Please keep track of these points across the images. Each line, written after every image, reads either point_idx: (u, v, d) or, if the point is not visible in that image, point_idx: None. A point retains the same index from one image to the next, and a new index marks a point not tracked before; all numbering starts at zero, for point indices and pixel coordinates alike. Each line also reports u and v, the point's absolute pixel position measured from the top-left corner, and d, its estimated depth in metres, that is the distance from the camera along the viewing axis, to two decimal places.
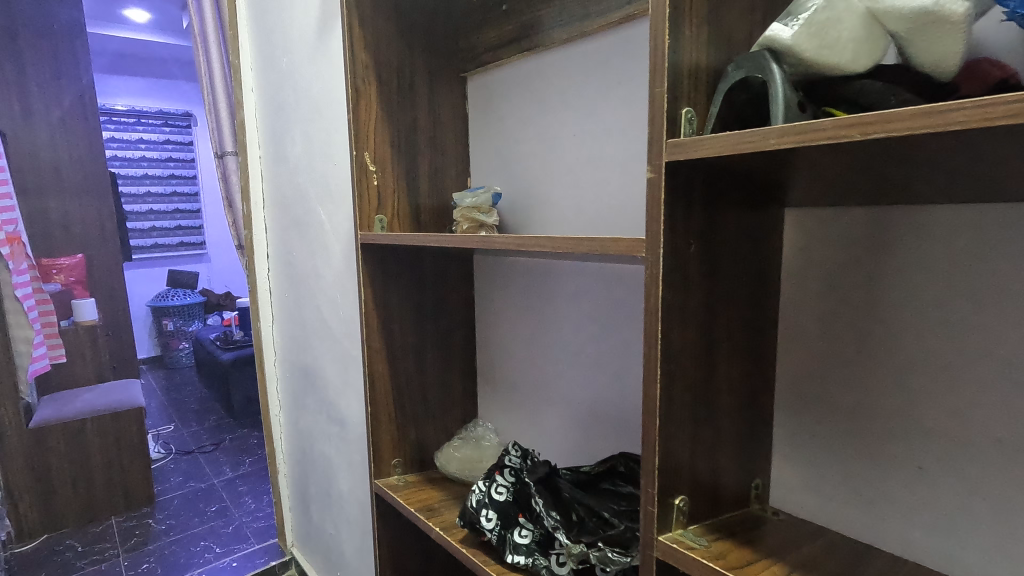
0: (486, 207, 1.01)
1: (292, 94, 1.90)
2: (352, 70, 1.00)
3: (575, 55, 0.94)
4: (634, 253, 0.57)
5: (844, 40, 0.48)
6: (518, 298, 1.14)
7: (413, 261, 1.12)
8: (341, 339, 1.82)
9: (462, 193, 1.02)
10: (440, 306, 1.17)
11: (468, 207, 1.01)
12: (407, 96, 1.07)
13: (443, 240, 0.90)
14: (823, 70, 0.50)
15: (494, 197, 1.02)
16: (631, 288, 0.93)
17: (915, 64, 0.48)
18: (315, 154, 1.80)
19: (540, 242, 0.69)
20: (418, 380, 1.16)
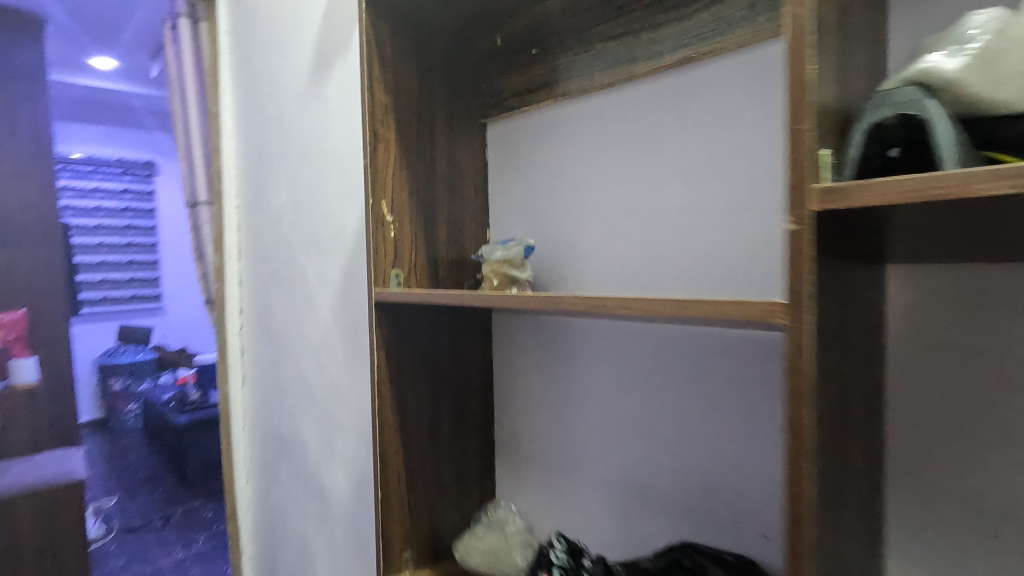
0: (519, 261, 0.91)
1: (278, 142, 1.80)
2: (371, 112, 0.90)
3: (616, 100, 0.87)
4: (767, 319, 0.45)
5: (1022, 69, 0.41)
6: (544, 361, 1.01)
7: (429, 320, 0.99)
8: (327, 405, 1.65)
9: (489, 246, 0.92)
10: (456, 371, 1.05)
11: (496, 263, 0.91)
12: (427, 142, 0.98)
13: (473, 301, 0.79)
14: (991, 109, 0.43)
15: (527, 249, 0.91)
16: (689, 352, 0.81)
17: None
18: (303, 204, 1.68)
19: (614, 301, 0.58)
20: (433, 458, 1.01)
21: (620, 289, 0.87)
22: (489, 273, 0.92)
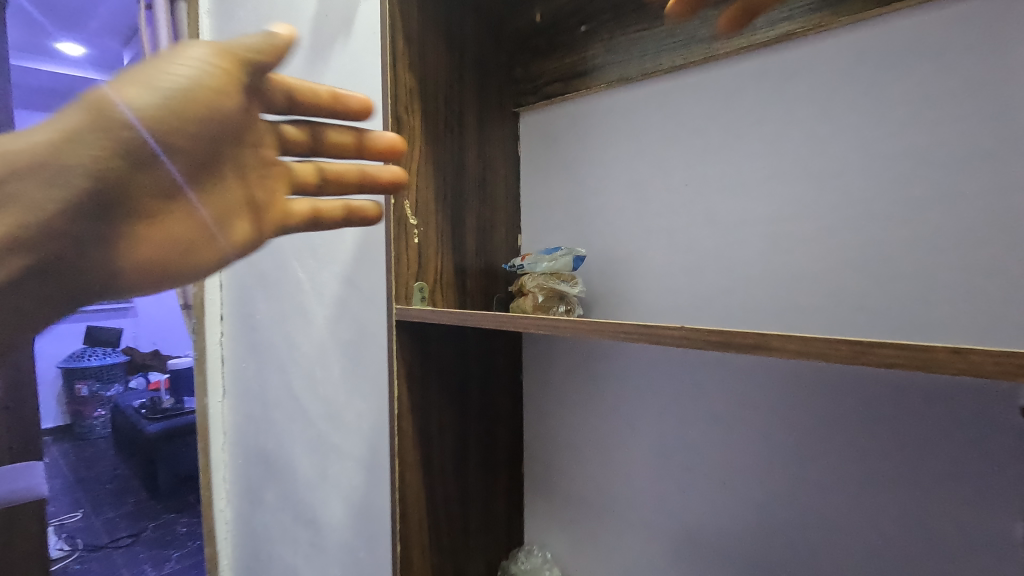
0: (569, 273, 0.78)
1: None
2: (393, 94, 0.75)
3: (689, 87, 0.75)
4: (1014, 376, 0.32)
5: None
6: (589, 389, 0.88)
7: (455, 340, 0.85)
8: (320, 424, 1.50)
9: (533, 256, 0.79)
10: (485, 399, 0.90)
11: (543, 275, 0.78)
12: (456, 132, 0.84)
13: (512, 325, 0.63)
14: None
15: (575, 260, 0.78)
16: (780, 388, 0.69)
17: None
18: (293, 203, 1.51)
19: (746, 336, 0.44)
20: (459, 500, 0.87)
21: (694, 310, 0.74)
22: (532, 286, 0.78)
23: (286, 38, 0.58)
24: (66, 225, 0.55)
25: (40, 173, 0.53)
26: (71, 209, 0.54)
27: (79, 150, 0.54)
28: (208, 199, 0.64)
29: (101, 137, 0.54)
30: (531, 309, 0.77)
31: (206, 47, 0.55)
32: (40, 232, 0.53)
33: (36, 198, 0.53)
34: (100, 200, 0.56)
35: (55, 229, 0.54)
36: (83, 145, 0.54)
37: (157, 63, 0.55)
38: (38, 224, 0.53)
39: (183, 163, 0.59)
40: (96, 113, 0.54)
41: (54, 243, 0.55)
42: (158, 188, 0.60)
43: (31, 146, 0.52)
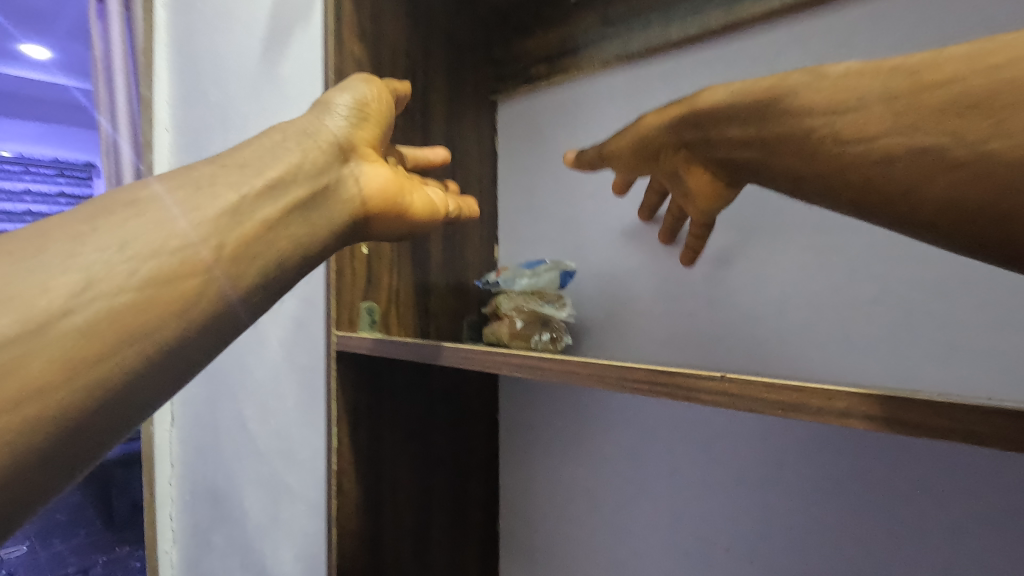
0: (555, 293, 0.63)
1: (182, 123, 1.30)
2: (338, 67, 0.60)
3: (705, 64, 0.62)
4: None
5: (915, 69, 0.28)
6: (579, 434, 0.72)
7: (417, 373, 0.70)
8: (271, 461, 1.30)
9: (511, 271, 0.64)
10: (455, 442, 0.75)
11: (522, 295, 0.62)
12: (420, 119, 0.69)
13: (477, 364, 0.48)
14: (901, 142, 0.28)
15: (563, 276, 0.63)
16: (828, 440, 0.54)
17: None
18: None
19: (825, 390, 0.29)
20: (418, 568, 0.70)
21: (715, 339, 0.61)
22: (510, 309, 0.62)
23: (403, 88, 0.55)
24: (291, 239, 0.39)
25: (256, 169, 0.39)
26: (288, 216, 0.39)
27: (288, 153, 0.41)
28: (405, 204, 0.49)
29: (312, 143, 0.43)
30: (507, 337, 0.62)
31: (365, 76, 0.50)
32: (257, 252, 0.37)
33: (252, 203, 0.37)
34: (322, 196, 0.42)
35: (276, 243, 0.38)
36: (291, 148, 0.41)
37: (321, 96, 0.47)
38: (276, 215, 0.38)
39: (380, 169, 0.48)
40: (297, 125, 0.43)
41: (274, 265, 0.38)
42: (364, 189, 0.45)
43: (241, 158, 0.39)
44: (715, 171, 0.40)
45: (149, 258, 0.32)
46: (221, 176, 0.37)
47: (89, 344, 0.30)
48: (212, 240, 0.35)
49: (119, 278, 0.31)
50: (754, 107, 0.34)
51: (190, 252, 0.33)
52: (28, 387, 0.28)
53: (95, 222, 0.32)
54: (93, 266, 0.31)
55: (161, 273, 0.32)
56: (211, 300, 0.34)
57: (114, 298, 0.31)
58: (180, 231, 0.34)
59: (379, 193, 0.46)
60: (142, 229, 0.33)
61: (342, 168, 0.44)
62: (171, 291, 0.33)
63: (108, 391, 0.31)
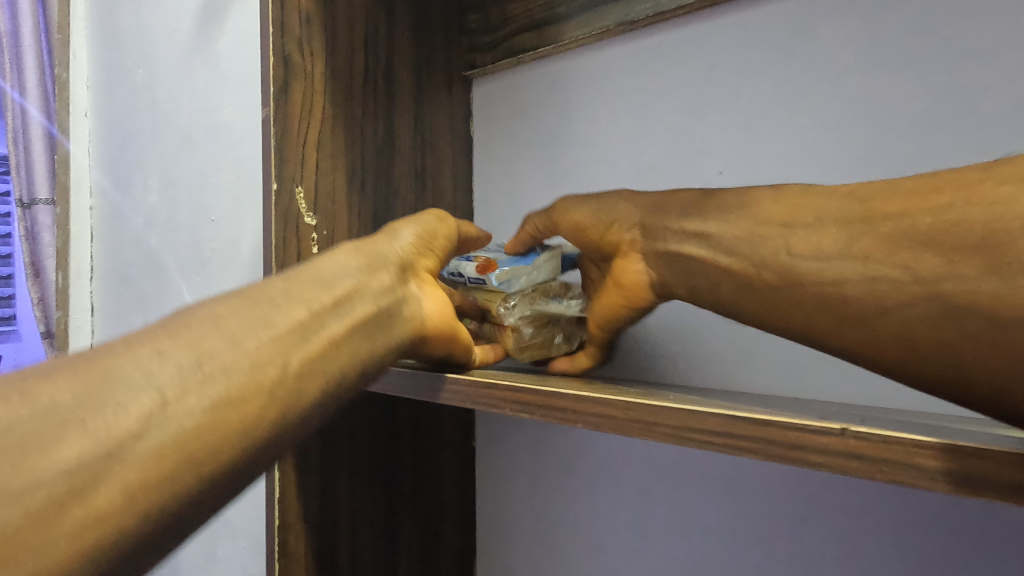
0: (556, 292, 0.51)
1: (102, 107, 1.12)
2: (280, 20, 0.48)
3: (721, 33, 0.53)
4: None
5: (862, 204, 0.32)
6: (570, 463, 0.62)
7: (377, 402, 0.58)
8: None
9: (505, 269, 0.49)
10: (424, 476, 0.63)
11: (516, 301, 0.49)
12: (382, 93, 0.57)
13: (467, 400, 0.38)
14: (842, 272, 0.31)
15: (568, 256, 0.54)
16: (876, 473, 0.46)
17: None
18: (161, 205, 1.03)
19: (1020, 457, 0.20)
20: None
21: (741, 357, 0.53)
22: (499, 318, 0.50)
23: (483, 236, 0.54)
24: (345, 369, 0.33)
25: (330, 293, 0.34)
26: (356, 337, 0.34)
27: (354, 271, 0.36)
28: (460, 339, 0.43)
29: (388, 264, 0.39)
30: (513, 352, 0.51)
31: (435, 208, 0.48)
32: (321, 375, 0.31)
33: (320, 321, 0.32)
34: (389, 326, 0.37)
35: (339, 367, 0.32)
36: (354, 267, 0.37)
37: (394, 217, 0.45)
38: (340, 354, 0.33)
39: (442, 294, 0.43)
40: (366, 245, 0.39)
41: (328, 397, 0.32)
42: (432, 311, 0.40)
43: (307, 275, 0.35)
44: (652, 264, 0.43)
45: (206, 388, 0.27)
46: (291, 291, 0.33)
47: (114, 494, 0.23)
48: (271, 363, 0.29)
49: (175, 410, 0.26)
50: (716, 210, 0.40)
51: (236, 405, 0.27)
52: (37, 554, 0.21)
53: (162, 348, 0.27)
54: (143, 397, 0.25)
55: (222, 398, 0.27)
56: (251, 445, 0.28)
57: (160, 435, 0.25)
58: (231, 359, 0.28)
59: (437, 324, 0.40)
60: (204, 366, 0.27)
61: (401, 292, 0.39)
62: (235, 418, 0.27)
63: (125, 550, 0.24)
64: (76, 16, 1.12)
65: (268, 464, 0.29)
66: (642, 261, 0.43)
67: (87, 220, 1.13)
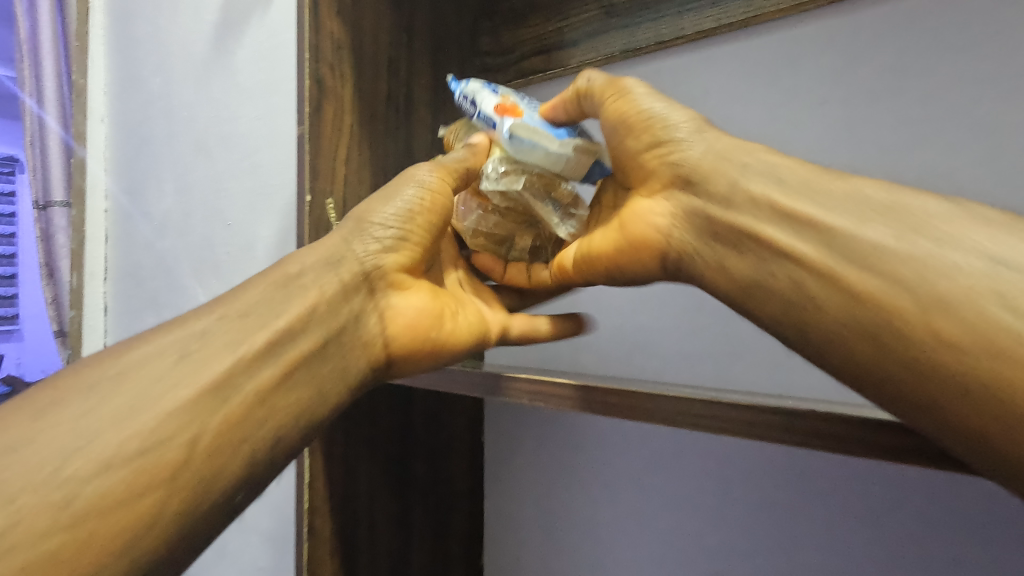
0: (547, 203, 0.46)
1: (120, 114, 1.16)
2: (315, 47, 0.53)
3: (714, 63, 0.58)
4: None
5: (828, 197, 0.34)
6: (573, 455, 0.66)
7: (395, 395, 0.62)
8: None
9: (527, 129, 0.42)
10: (435, 467, 0.67)
11: (510, 169, 0.44)
12: (403, 110, 0.62)
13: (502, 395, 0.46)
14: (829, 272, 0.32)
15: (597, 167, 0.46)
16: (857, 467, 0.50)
17: (1003, 263, 0.28)
18: (177, 210, 1.08)
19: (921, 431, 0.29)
20: None
21: (736, 355, 0.57)
22: (485, 170, 0.45)
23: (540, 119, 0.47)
24: (264, 427, 0.35)
25: (237, 347, 0.36)
26: (293, 383, 0.37)
27: (279, 312, 0.39)
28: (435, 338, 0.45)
29: (327, 290, 0.41)
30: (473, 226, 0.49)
31: (432, 163, 0.45)
32: (245, 438, 0.34)
33: (246, 373, 0.36)
34: (323, 363, 0.39)
35: (262, 425, 0.35)
36: (277, 309, 0.39)
37: (381, 190, 0.45)
38: (248, 418, 0.35)
39: (411, 299, 0.45)
40: (318, 257, 0.42)
41: (248, 465, 0.34)
42: (385, 330, 0.43)
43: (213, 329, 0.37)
44: (674, 227, 0.40)
45: (71, 498, 0.29)
46: (190, 354, 0.35)
47: None
48: (176, 439, 0.32)
49: (36, 523, 0.28)
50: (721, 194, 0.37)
51: (108, 508, 0.30)
52: None
53: (28, 445, 0.30)
54: (96, 450, 0.31)
55: (97, 502, 0.30)
56: (145, 544, 0.30)
57: (21, 558, 0.27)
58: (102, 456, 0.31)
59: (394, 340, 0.43)
60: (75, 458, 0.30)
61: (347, 320, 0.41)
62: (115, 521, 0.30)
63: None
64: (93, 25, 1.15)
65: (189, 552, 0.33)
66: (668, 222, 0.40)
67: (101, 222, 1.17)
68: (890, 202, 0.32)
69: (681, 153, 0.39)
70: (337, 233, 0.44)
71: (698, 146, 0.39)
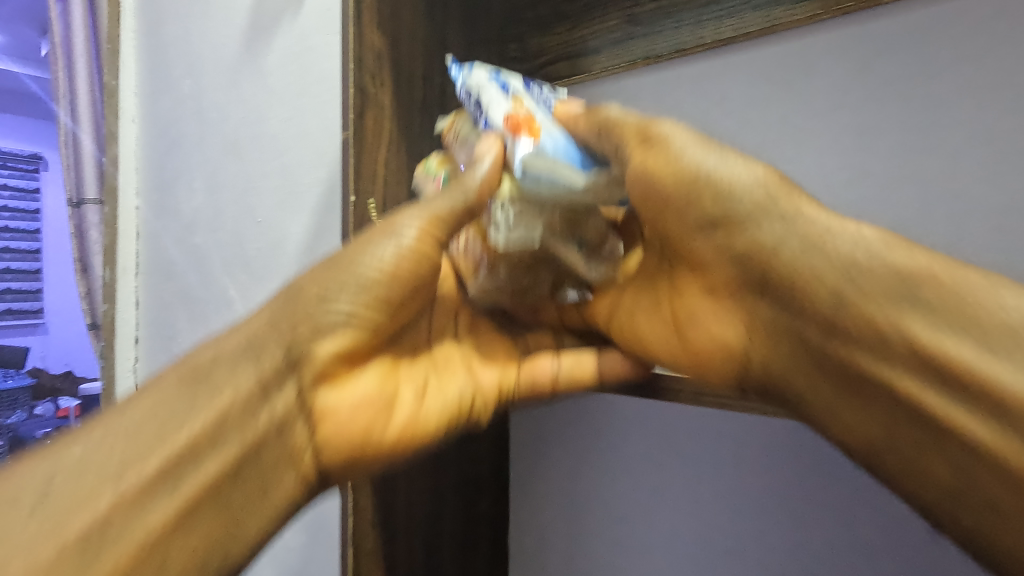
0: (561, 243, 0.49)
1: (151, 114, 1.21)
2: (358, 59, 0.57)
3: (730, 70, 0.61)
4: None
5: (861, 277, 0.40)
6: (595, 438, 0.70)
7: None
8: None
9: (541, 162, 0.43)
10: (465, 450, 0.72)
11: (524, 207, 0.45)
12: (436, 114, 0.66)
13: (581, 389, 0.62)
14: (811, 320, 0.43)
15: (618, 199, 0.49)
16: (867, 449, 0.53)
17: (949, 331, 0.37)
18: (207, 208, 1.13)
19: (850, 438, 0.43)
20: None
21: None
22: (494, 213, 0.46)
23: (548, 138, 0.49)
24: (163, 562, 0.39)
25: (124, 482, 0.40)
26: (197, 516, 0.41)
27: (167, 443, 0.42)
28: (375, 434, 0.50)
29: (228, 412, 0.44)
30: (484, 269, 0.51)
31: (416, 211, 0.48)
32: (162, 567, 0.39)
33: (136, 508, 0.39)
34: (226, 488, 0.43)
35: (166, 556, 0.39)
36: (164, 441, 0.42)
37: (350, 255, 0.49)
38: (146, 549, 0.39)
39: (348, 396, 0.49)
40: (221, 374, 0.45)
41: None
42: (310, 438, 0.47)
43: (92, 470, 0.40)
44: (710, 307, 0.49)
45: None
46: (69, 496, 0.38)
47: None
48: None
49: None
50: (780, 295, 0.44)
51: None
52: None
53: None
54: None
55: None
56: None
57: None
58: None
59: (329, 442, 0.48)
60: None
61: (261, 436, 0.45)
62: None
63: None
64: (125, 28, 1.20)
65: None
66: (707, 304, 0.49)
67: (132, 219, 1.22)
68: (913, 277, 0.38)
69: (754, 246, 0.44)
70: (283, 321, 0.47)
71: (790, 239, 0.42)
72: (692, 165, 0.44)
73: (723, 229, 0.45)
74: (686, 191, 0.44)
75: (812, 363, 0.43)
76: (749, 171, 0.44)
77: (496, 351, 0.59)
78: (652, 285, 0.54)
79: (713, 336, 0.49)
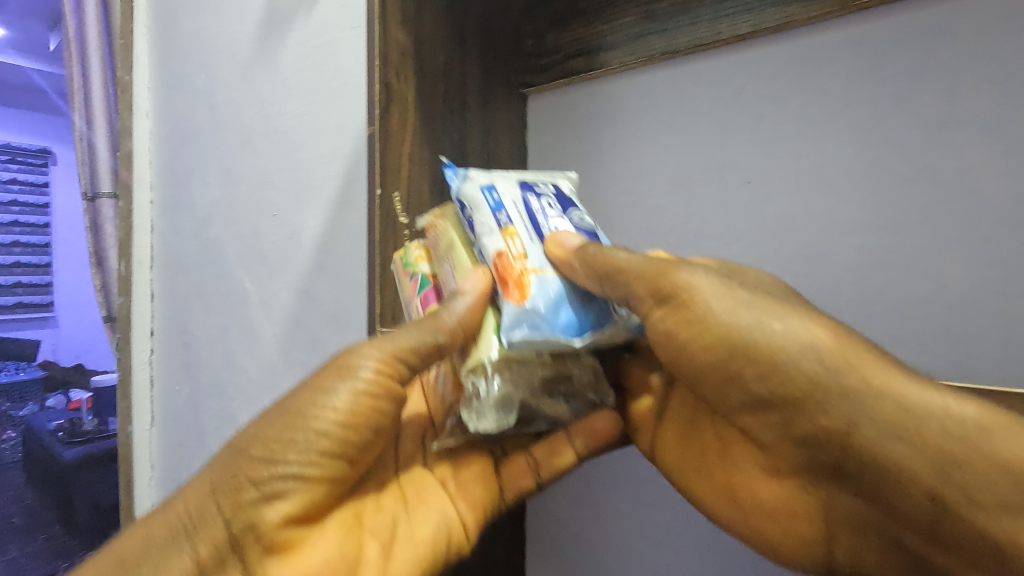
0: (537, 388, 0.52)
1: (163, 110, 1.23)
2: (383, 55, 0.58)
3: (745, 66, 0.62)
4: None
5: (956, 465, 0.37)
6: None
7: None
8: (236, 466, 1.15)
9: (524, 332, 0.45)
10: None
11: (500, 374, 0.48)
12: (456, 109, 0.67)
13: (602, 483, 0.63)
14: (889, 496, 0.40)
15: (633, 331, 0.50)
16: None
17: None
18: (222, 202, 1.14)
19: None
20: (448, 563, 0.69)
21: None
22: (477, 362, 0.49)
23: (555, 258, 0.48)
24: None
25: None
26: None
27: None
28: None
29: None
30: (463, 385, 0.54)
31: (376, 348, 0.49)
32: None
33: None
34: None
35: None
36: None
37: (301, 403, 0.48)
38: None
39: (306, 567, 0.47)
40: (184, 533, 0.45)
41: None
42: None
43: None
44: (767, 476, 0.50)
45: None
46: None
47: None
48: None
49: None
50: (850, 478, 0.42)
51: None
52: None
53: None
54: None
55: None
56: None
57: None
58: None
59: None
60: None
61: None
62: None
63: None
64: (136, 23, 1.22)
65: None
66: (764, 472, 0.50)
67: (147, 214, 1.25)
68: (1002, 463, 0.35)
69: (822, 430, 0.41)
70: (228, 475, 0.47)
71: (862, 419, 0.39)
72: (731, 333, 0.42)
73: (778, 406, 0.43)
74: (729, 366, 0.43)
75: (902, 556, 0.42)
76: (799, 333, 0.41)
77: (473, 471, 0.60)
78: (695, 430, 0.56)
79: (768, 499, 0.50)
